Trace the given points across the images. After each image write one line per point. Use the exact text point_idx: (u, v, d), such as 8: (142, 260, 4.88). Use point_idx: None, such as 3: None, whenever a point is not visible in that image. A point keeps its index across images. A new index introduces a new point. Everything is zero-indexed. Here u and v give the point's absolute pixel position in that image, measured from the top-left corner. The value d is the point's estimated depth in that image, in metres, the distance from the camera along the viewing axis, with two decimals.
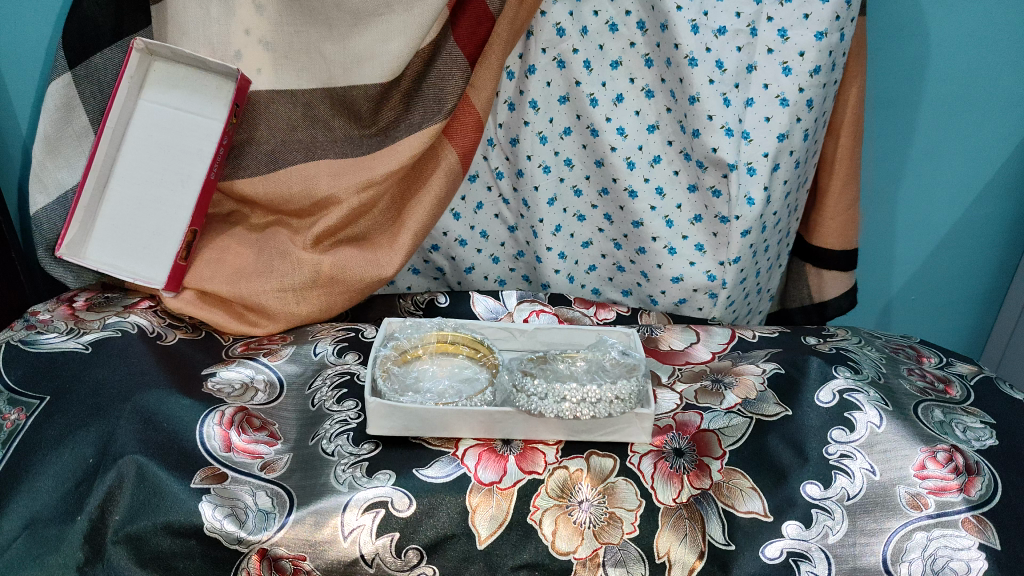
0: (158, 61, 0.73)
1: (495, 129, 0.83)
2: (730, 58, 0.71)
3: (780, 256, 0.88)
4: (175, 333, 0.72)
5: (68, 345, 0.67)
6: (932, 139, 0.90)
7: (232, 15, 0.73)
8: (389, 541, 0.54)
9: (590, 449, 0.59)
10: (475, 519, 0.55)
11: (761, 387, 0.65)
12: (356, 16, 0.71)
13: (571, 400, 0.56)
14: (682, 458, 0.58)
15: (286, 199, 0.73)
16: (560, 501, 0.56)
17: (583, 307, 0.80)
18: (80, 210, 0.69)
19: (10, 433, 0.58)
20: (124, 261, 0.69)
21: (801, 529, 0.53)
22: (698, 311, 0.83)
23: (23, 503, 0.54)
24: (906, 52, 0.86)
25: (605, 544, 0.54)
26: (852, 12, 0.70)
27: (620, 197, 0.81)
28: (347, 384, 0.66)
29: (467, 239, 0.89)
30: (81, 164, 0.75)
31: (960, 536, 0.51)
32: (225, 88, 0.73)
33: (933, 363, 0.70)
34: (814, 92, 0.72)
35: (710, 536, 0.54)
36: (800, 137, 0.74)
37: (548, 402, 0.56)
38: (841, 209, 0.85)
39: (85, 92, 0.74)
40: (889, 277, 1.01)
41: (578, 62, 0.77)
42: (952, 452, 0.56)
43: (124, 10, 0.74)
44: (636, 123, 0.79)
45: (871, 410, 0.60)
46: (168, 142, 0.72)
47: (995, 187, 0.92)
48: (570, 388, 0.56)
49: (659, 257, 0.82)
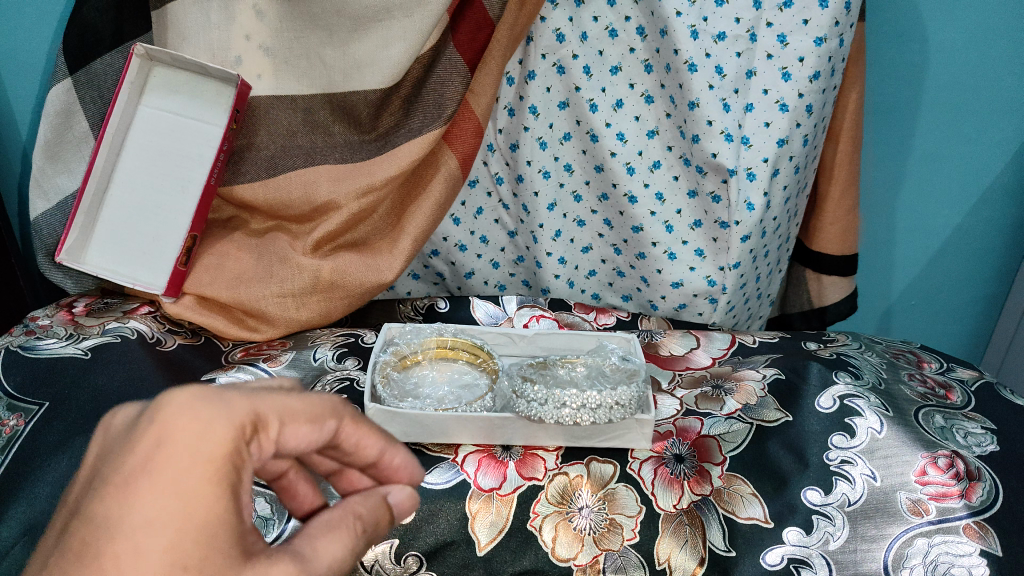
0: (158, 67, 0.73)
1: (495, 135, 0.84)
2: (730, 63, 0.71)
3: (780, 261, 0.88)
4: (174, 338, 0.72)
5: (68, 350, 0.67)
6: (931, 145, 0.90)
7: (232, 21, 0.73)
8: (389, 547, 0.54)
9: (590, 456, 0.58)
10: (474, 526, 0.55)
11: (761, 393, 0.64)
12: (356, 22, 0.71)
13: (571, 406, 0.56)
14: (682, 464, 0.58)
15: (286, 205, 0.73)
16: (560, 507, 0.56)
17: (583, 312, 0.80)
18: (80, 215, 0.69)
19: (10, 438, 0.58)
20: (125, 266, 0.69)
21: (801, 535, 0.53)
22: (698, 316, 0.83)
23: (22, 509, 0.54)
24: (906, 57, 0.86)
25: (605, 550, 0.54)
26: (852, 18, 0.70)
27: (619, 202, 0.81)
28: (347, 390, 0.66)
29: (467, 244, 0.89)
30: (80, 170, 0.75)
31: (961, 543, 0.51)
32: (225, 93, 0.73)
33: (933, 369, 0.70)
34: (814, 98, 0.72)
35: (711, 542, 0.54)
36: (800, 142, 0.74)
37: (548, 408, 0.56)
38: (842, 215, 0.85)
39: (85, 97, 0.74)
40: (889, 282, 1.01)
41: (578, 67, 0.77)
42: (952, 458, 0.56)
43: (125, 14, 0.74)
44: (636, 128, 0.79)
45: (872, 415, 0.60)
46: (169, 147, 0.72)
47: (995, 192, 0.92)
48: (570, 394, 0.56)
49: (659, 262, 0.82)
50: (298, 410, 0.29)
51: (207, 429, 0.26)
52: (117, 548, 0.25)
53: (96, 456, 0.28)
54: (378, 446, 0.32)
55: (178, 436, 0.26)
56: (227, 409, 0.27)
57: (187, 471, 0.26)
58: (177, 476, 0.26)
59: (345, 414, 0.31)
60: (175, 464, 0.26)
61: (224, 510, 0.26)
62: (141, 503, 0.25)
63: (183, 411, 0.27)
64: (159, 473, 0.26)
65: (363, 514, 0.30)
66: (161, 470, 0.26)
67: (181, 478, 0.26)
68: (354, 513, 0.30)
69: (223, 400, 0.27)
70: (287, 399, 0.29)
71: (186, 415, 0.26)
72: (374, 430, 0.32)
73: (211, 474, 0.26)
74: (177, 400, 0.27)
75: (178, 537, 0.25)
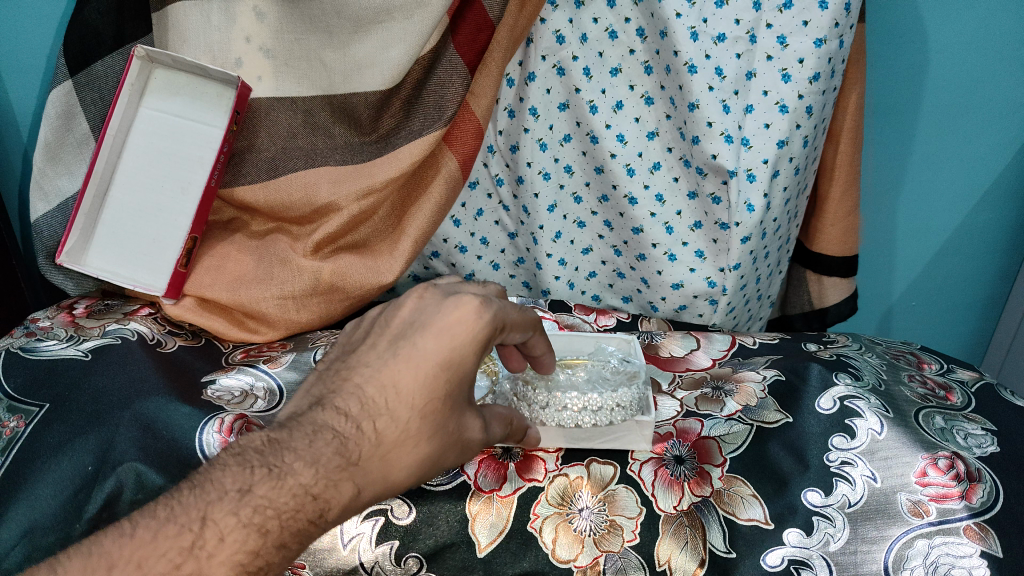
0: (158, 69, 0.73)
1: (495, 136, 0.84)
2: (730, 64, 0.71)
3: (780, 263, 0.88)
4: (174, 340, 0.72)
5: (68, 352, 0.67)
6: (933, 145, 0.90)
7: (232, 23, 0.73)
8: (389, 549, 0.55)
9: (590, 457, 0.59)
10: (474, 527, 0.55)
11: (761, 394, 0.64)
12: (356, 23, 0.71)
13: (572, 409, 0.57)
14: (682, 466, 0.58)
15: (286, 206, 0.73)
16: (561, 509, 0.56)
17: (583, 313, 0.80)
18: (80, 217, 0.69)
19: (10, 440, 0.58)
20: (125, 268, 0.70)
21: (801, 537, 0.53)
22: (698, 317, 0.84)
23: (22, 511, 0.54)
24: (905, 59, 0.86)
25: (605, 552, 0.54)
26: (852, 19, 0.69)
27: (619, 204, 0.81)
28: None
29: (467, 245, 0.90)
30: (80, 172, 0.76)
31: (962, 544, 0.51)
32: (225, 95, 0.73)
33: (934, 370, 0.70)
34: (814, 99, 0.71)
35: (711, 544, 0.53)
36: (800, 144, 0.73)
37: (548, 411, 0.58)
38: (842, 216, 0.84)
39: (86, 99, 0.75)
40: (889, 283, 1.02)
41: (577, 69, 0.77)
42: (953, 459, 0.56)
43: (125, 16, 0.74)
44: (635, 129, 0.79)
45: (872, 416, 0.60)
46: (169, 149, 0.72)
47: (995, 194, 0.92)
48: (571, 397, 0.58)
49: (659, 263, 0.82)
50: (520, 322, 0.49)
51: (480, 324, 0.44)
52: (425, 367, 0.43)
53: (412, 307, 0.46)
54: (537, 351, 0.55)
55: (467, 320, 0.44)
56: (492, 315, 0.45)
57: (463, 347, 0.44)
58: (458, 345, 0.44)
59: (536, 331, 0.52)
60: (462, 333, 0.44)
61: (474, 371, 0.45)
62: (442, 348, 0.43)
63: (472, 307, 0.45)
64: (454, 335, 0.44)
65: (519, 417, 0.51)
66: (454, 337, 0.44)
67: (463, 344, 0.44)
68: (515, 416, 0.51)
69: (493, 308, 0.45)
70: (518, 315, 0.48)
71: (474, 312, 0.44)
72: (546, 345, 0.54)
73: (474, 347, 0.44)
74: (473, 301, 0.45)
75: (451, 378, 0.44)
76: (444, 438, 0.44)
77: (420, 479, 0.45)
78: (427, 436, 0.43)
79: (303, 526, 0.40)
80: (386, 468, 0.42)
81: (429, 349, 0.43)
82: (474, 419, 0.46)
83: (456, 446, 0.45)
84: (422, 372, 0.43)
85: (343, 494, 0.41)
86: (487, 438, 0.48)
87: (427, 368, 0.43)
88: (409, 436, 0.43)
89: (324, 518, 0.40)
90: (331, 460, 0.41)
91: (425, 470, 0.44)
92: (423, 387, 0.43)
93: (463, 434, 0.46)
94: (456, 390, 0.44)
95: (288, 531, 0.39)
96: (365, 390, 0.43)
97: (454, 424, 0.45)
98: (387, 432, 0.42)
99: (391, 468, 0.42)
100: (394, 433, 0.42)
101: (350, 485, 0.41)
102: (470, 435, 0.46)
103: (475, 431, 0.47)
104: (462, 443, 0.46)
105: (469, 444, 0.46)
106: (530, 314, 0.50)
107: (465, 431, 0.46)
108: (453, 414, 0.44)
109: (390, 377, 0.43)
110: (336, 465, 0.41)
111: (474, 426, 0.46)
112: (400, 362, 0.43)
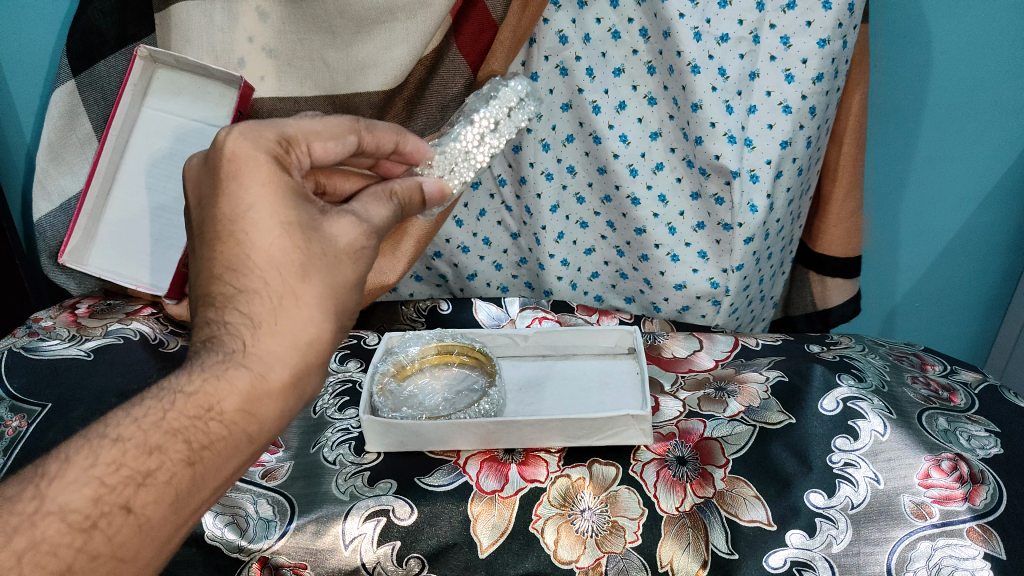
0: (161, 68, 0.71)
1: None
2: (732, 65, 0.70)
3: (784, 264, 0.88)
4: (177, 340, 0.72)
5: (69, 352, 0.67)
6: (935, 146, 0.90)
7: (235, 23, 0.72)
8: (389, 550, 0.55)
9: (592, 458, 0.59)
10: (476, 528, 0.55)
11: (764, 395, 0.64)
12: (359, 23, 0.71)
13: (473, 144, 0.59)
14: (684, 466, 0.58)
15: None
16: (562, 510, 0.56)
17: (586, 314, 0.79)
18: (83, 217, 0.71)
19: (12, 440, 0.59)
20: (124, 268, 0.73)
21: (805, 539, 0.53)
22: (700, 318, 0.84)
23: None
24: (909, 60, 0.85)
25: (607, 553, 0.54)
26: (856, 20, 0.68)
27: (622, 204, 0.82)
28: (349, 394, 0.68)
29: (469, 246, 0.90)
30: (82, 172, 0.78)
31: (965, 546, 0.51)
32: (228, 94, 0.71)
33: (937, 372, 0.70)
34: (818, 100, 0.71)
35: (713, 544, 0.53)
36: (803, 145, 0.73)
37: (460, 166, 0.59)
38: (844, 217, 0.84)
39: (88, 99, 0.76)
40: (892, 284, 1.02)
41: (580, 69, 0.77)
42: (957, 460, 0.55)
43: (127, 16, 0.74)
44: (638, 130, 0.78)
45: (875, 418, 0.60)
46: (172, 149, 0.72)
47: (998, 196, 0.91)
48: (464, 133, 0.60)
49: (661, 264, 0.82)
50: (325, 130, 0.48)
51: (258, 149, 0.44)
52: (242, 228, 0.42)
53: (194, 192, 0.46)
54: (396, 141, 0.54)
55: (240, 152, 0.43)
56: (263, 132, 0.45)
57: (258, 171, 0.43)
58: (253, 176, 0.43)
59: (361, 130, 0.51)
60: (246, 167, 0.43)
61: (292, 182, 0.44)
62: (244, 194, 0.43)
63: (241, 141, 0.44)
64: (238, 173, 0.43)
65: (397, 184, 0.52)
66: (244, 176, 0.43)
67: (256, 170, 0.43)
68: (395, 187, 0.51)
69: (260, 125, 0.45)
70: (311, 123, 0.47)
71: (245, 139, 0.44)
72: (392, 135, 0.54)
73: (270, 169, 0.44)
74: (232, 134, 0.44)
75: (274, 212, 0.43)
76: (322, 267, 0.43)
77: (337, 314, 0.44)
78: (302, 279, 0.42)
79: (183, 423, 0.40)
80: (288, 336, 0.42)
81: (232, 207, 0.43)
82: (336, 223, 0.45)
83: (347, 259, 0.45)
84: (244, 237, 0.42)
85: (234, 383, 0.40)
86: (374, 223, 0.47)
87: (245, 226, 0.42)
88: (283, 294, 0.42)
89: (219, 410, 0.40)
90: (210, 358, 0.41)
91: (333, 303, 0.43)
92: (258, 244, 0.42)
93: (337, 242, 0.44)
94: (289, 215, 0.43)
95: (162, 433, 0.39)
96: (211, 292, 0.42)
97: (317, 242, 0.43)
98: (260, 309, 0.42)
99: (295, 330, 0.42)
100: (266, 303, 0.42)
101: (240, 373, 0.41)
102: (343, 239, 0.45)
103: (351, 234, 0.45)
104: (346, 252, 0.45)
105: (351, 247, 0.45)
106: (335, 120, 0.49)
107: (335, 240, 0.44)
108: (312, 237, 0.43)
109: (222, 262, 0.43)
110: (215, 360, 0.41)
111: (345, 228, 0.45)
112: (220, 245, 0.43)
